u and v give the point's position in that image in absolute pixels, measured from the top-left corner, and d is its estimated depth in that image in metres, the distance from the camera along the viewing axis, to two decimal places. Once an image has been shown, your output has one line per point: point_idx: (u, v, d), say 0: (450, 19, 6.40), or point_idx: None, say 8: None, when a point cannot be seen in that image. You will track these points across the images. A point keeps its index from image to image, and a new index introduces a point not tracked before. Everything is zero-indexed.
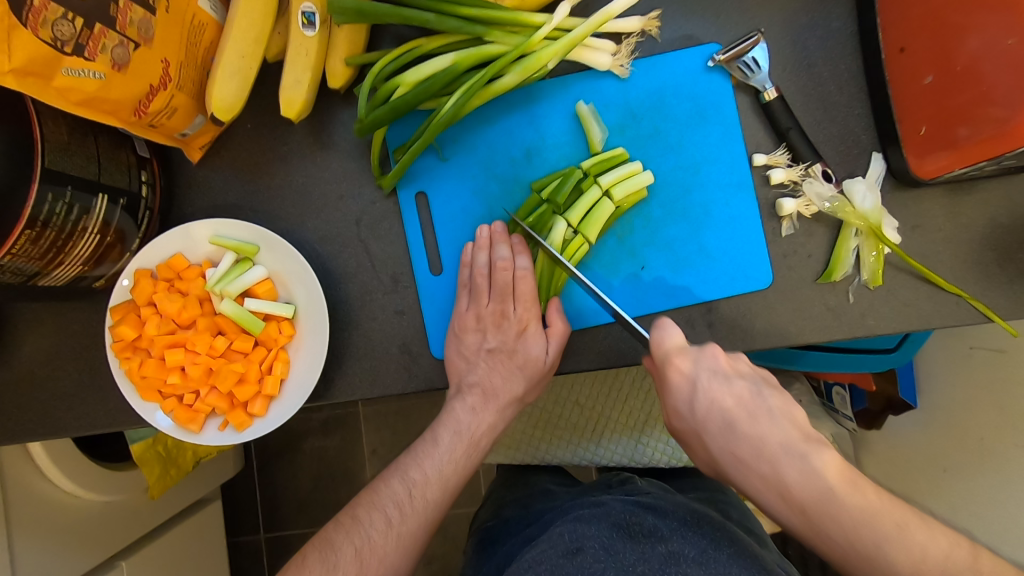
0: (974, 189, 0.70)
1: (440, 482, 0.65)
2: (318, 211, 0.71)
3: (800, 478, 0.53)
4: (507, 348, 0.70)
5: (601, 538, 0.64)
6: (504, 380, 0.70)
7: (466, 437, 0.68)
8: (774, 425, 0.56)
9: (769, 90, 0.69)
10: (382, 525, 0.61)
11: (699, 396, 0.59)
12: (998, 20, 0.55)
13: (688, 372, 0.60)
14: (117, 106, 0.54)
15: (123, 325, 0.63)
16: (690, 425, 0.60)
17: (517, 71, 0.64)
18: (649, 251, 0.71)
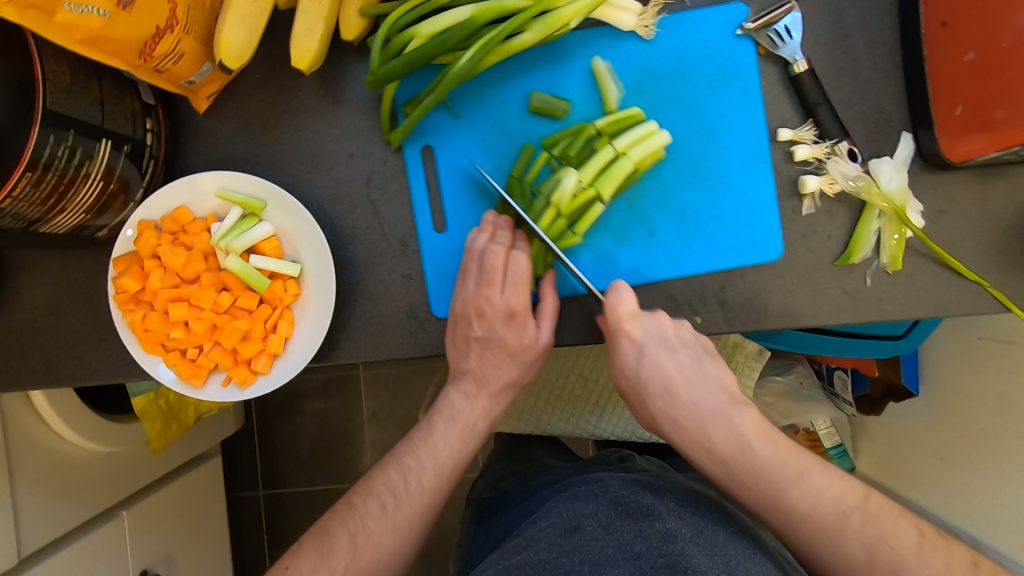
0: (1004, 174, 0.68)
1: (437, 469, 0.63)
2: (328, 169, 0.69)
3: (722, 436, 0.56)
4: (495, 339, 0.64)
5: (600, 516, 0.65)
6: (495, 367, 0.65)
7: (461, 424, 0.65)
8: (709, 390, 0.58)
9: (800, 62, 0.66)
10: (377, 511, 0.60)
11: (643, 361, 0.59)
12: None
13: (637, 336, 0.59)
14: (121, 47, 0.52)
15: (126, 277, 0.61)
16: (632, 389, 0.61)
17: (537, 28, 0.61)
18: (660, 217, 0.69)
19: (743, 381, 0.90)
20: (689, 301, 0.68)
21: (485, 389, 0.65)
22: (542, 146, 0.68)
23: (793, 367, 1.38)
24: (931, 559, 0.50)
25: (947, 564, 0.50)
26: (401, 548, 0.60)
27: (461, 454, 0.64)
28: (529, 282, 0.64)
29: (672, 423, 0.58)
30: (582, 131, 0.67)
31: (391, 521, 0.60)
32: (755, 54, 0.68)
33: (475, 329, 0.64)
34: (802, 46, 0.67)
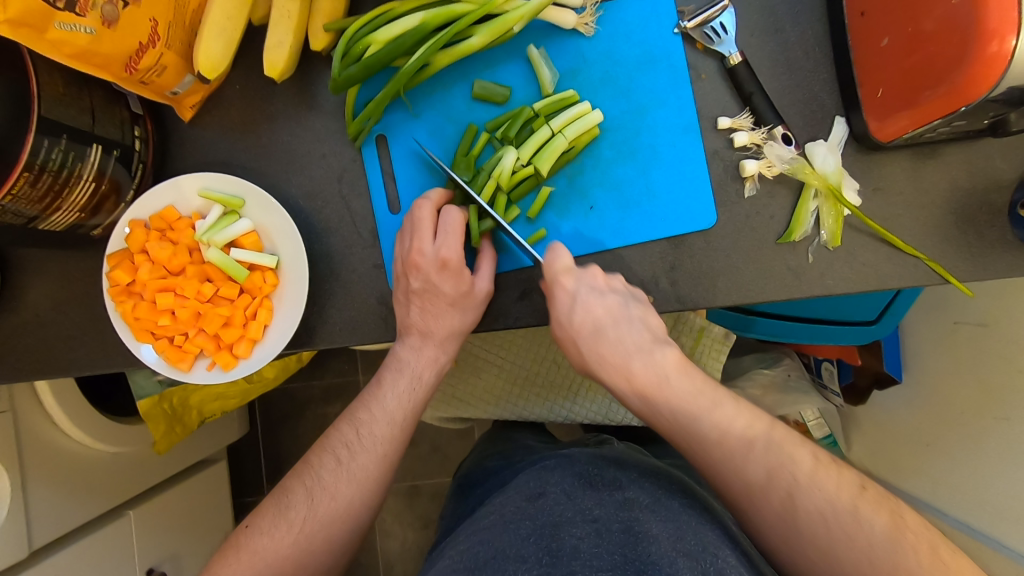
0: (936, 153, 0.72)
1: (388, 418, 0.69)
2: (303, 169, 0.75)
3: (644, 369, 0.65)
4: (433, 289, 0.68)
5: (563, 485, 0.69)
6: (435, 316, 0.69)
7: (409, 375, 0.71)
8: (633, 330, 0.66)
9: (734, 55, 0.71)
10: (332, 465, 0.66)
11: (577, 308, 0.66)
12: None
13: (571, 288, 0.67)
14: (107, 60, 0.58)
15: (118, 269, 0.67)
16: (566, 332, 0.68)
17: (483, 32, 0.68)
18: (598, 191, 0.73)
19: (711, 363, 0.93)
20: (640, 281, 0.73)
21: (429, 338, 0.70)
22: (483, 129, 0.73)
23: (782, 360, 1.47)
24: (823, 482, 0.60)
25: (838, 486, 0.60)
26: (356, 496, 0.65)
27: (410, 405, 0.70)
28: (460, 234, 0.69)
29: (603, 360, 0.67)
30: (520, 114, 0.71)
31: (345, 471, 0.66)
32: (693, 49, 0.73)
33: (414, 282, 0.68)
34: (736, 42, 0.72)
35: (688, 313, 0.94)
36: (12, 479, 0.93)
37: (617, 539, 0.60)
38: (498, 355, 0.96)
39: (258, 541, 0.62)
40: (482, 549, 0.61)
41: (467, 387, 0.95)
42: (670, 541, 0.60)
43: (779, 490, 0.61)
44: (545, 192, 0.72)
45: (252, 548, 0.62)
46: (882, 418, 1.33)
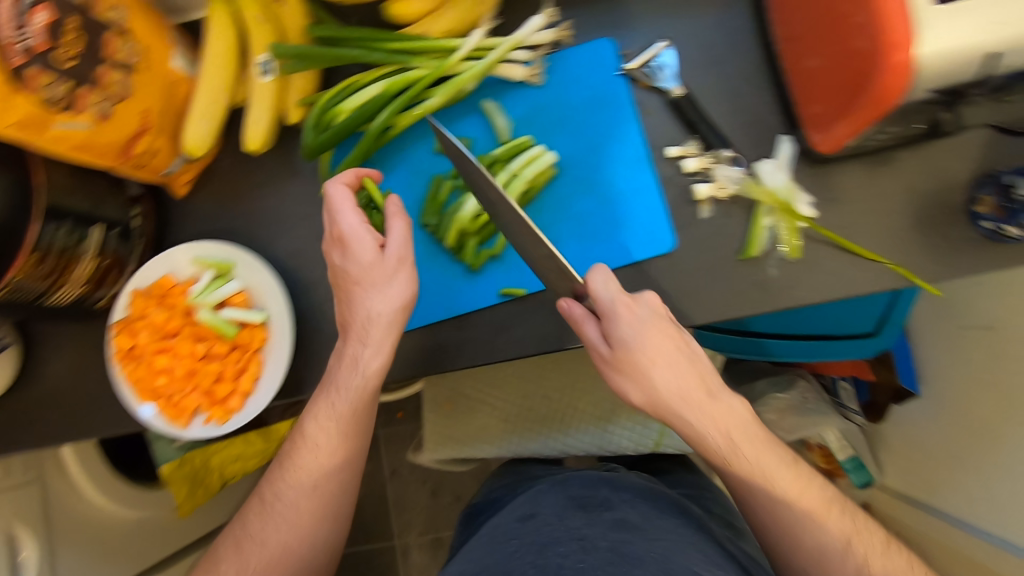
0: (887, 161, 0.74)
1: (310, 447, 0.71)
2: (287, 231, 0.81)
3: (718, 409, 0.62)
4: (358, 267, 0.67)
5: (554, 507, 0.71)
6: (374, 297, 0.67)
7: (344, 390, 0.69)
8: (704, 368, 0.63)
9: (676, 89, 0.76)
10: (258, 511, 0.72)
11: (651, 342, 0.61)
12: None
13: (637, 319, 0.62)
14: (104, 150, 0.66)
15: (120, 336, 0.73)
16: (633, 362, 0.61)
17: (440, 93, 0.75)
18: (560, 226, 0.77)
19: None
20: None
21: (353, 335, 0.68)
22: (447, 177, 0.78)
23: (796, 382, 1.40)
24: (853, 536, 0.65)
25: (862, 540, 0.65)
26: (304, 527, 0.70)
27: (332, 429, 0.70)
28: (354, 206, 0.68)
29: (673, 390, 0.61)
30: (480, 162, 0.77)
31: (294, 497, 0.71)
32: (638, 87, 0.77)
33: (351, 269, 0.67)
34: (677, 77, 0.77)
35: None
36: (39, 544, 0.97)
37: (603, 556, 0.61)
38: (489, 392, 0.99)
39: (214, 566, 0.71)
40: (472, 566, 0.64)
41: (461, 426, 0.99)
42: (656, 563, 0.60)
43: (811, 530, 0.65)
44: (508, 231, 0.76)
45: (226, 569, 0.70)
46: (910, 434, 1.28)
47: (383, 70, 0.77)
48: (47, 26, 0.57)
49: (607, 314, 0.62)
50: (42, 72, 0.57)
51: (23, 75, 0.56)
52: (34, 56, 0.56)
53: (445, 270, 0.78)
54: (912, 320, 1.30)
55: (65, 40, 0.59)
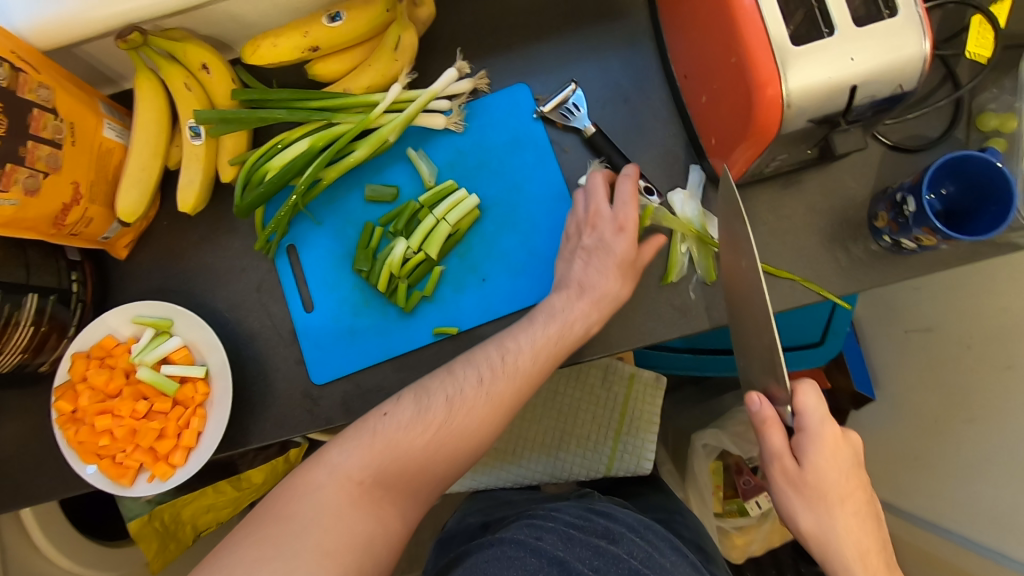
0: (790, 183, 0.78)
1: (532, 354, 0.68)
2: (226, 285, 0.83)
3: (872, 559, 0.60)
4: (605, 245, 0.72)
5: (558, 530, 0.71)
6: (598, 271, 0.72)
7: (561, 321, 0.70)
8: (869, 512, 0.63)
9: (588, 127, 0.80)
10: (394, 427, 0.63)
11: (831, 467, 0.63)
12: (726, 44, 0.62)
13: (850, 449, 0.64)
14: (34, 223, 0.68)
15: (62, 400, 0.75)
16: (812, 486, 0.63)
17: (363, 146, 0.79)
18: (487, 264, 0.80)
19: (645, 405, 1.03)
20: None
21: (585, 291, 0.71)
22: (377, 224, 0.81)
23: None
24: None
25: None
26: (474, 420, 0.64)
27: (537, 356, 0.69)
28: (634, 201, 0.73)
29: (849, 535, 0.61)
30: (406, 208, 0.80)
31: (455, 387, 0.65)
32: (554, 128, 0.82)
33: (587, 238, 0.74)
34: (590, 116, 0.81)
35: (617, 364, 1.06)
36: None
37: None
38: None
39: (335, 460, 0.60)
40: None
41: None
42: None
43: None
44: (438, 272, 0.79)
45: (387, 437, 0.62)
46: (866, 439, 1.30)
47: (310, 127, 0.80)
48: None
49: (806, 431, 0.64)
50: None
51: None
52: None
53: (381, 314, 0.81)
54: (860, 326, 1.33)
55: None
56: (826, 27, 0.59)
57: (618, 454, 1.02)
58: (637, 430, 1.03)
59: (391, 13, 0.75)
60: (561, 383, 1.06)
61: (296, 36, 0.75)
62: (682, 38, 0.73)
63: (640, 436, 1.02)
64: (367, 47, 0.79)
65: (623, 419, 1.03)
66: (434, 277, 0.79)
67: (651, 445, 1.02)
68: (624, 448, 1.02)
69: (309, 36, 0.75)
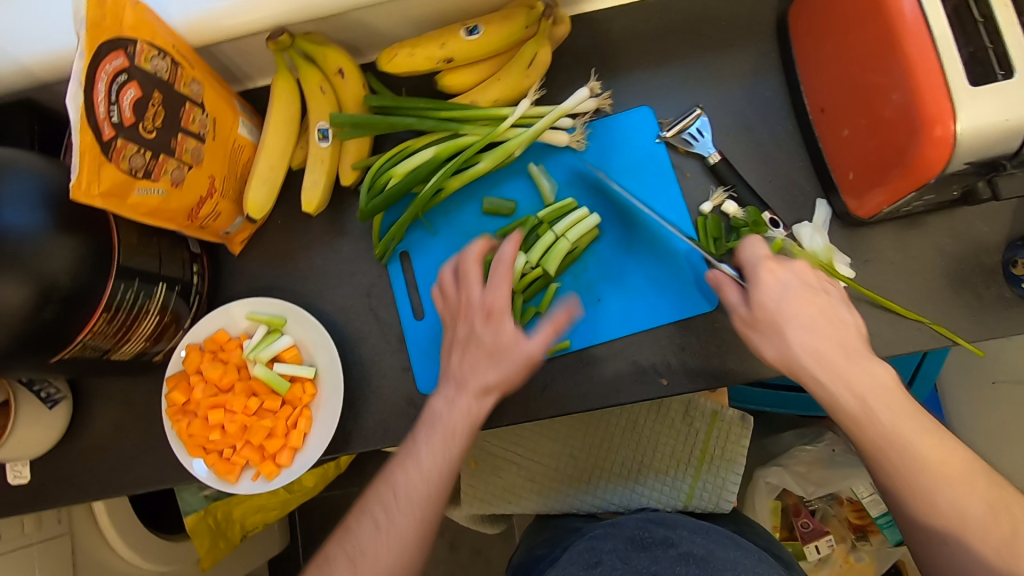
0: (919, 223, 0.76)
1: (422, 477, 0.66)
2: (336, 288, 0.84)
3: (855, 372, 0.60)
4: (477, 340, 0.69)
5: (617, 550, 0.69)
6: (473, 368, 0.68)
7: (442, 429, 0.67)
8: (848, 334, 0.62)
9: (713, 155, 0.80)
10: (371, 529, 0.64)
11: (775, 300, 0.64)
12: (898, 74, 0.61)
13: (780, 276, 0.65)
14: (174, 214, 0.69)
15: (176, 391, 0.76)
16: (768, 319, 0.64)
17: (488, 158, 0.79)
18: (603, 284, 0.79)
19: (732, 447, 0.96)
20: (654, 365, 0.77)
21: (463, 389, 0.68)
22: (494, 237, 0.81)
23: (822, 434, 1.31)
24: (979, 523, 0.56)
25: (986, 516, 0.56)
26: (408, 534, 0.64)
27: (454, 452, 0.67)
28: (507, 280, 0.70)
29: (808, 350, 0.61)
30: (526, 223, 0.80)
31: (383, 509, 0.65)
32: (676, 153, 0.81)
33: (460, 331, 0.71)
34: (713, 143, 0.81)
35: (701, 400, 0.99)
36: None
37: None
38: (519, 452, 1.01)
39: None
40: None
41: (490, 484, 1.00)
42: None
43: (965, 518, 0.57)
44: (554, 289, 0.78)
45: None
46: None
47: (435, 137, 0.81)
48: (137, 101, 0.62)
49: (749, 276, 0.66)
50: (127, 143, 0.61)
51: (112, 147, 0.59)
52: (123, 127, 0.60)
53: None
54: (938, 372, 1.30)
55: (150, 113, 0.63)
56: (1001, 70, 0.59)
57: (697, 492, 0.94)
58: (720, 468, 0.95)
59: (531, 29, 0.76)
60: (641, 415, 0.99)
61: (433, 47, 0.76)
62: (823, 71, 0.73)
63: (723, 474, 0.94)
64: (498, 61, 0.80)
65: (704, 456, 0.96)
66: (549, 293, 0.79)
67: (734, 485, 0.94)
68: (704, 486, 0.94)
69: (446, 48, 0.76)
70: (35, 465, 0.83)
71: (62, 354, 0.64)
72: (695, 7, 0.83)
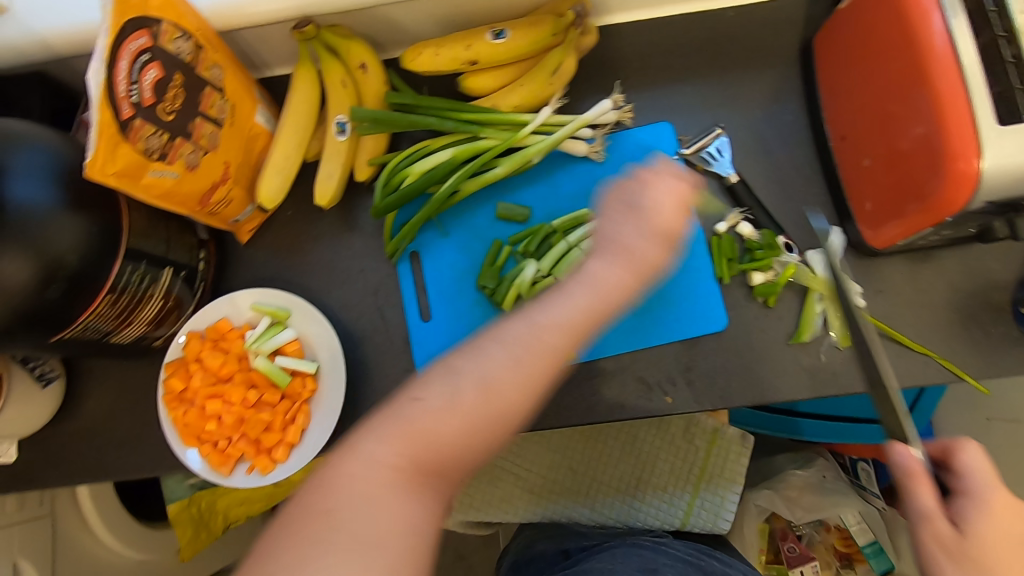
0: (930, 257, 0.76)
1: (530, 357, 0.54)
2: (343, 284, 0.83)
3: None
4: (654, 207, 0.64)
5: (671, 565, 0.76)
6: (631, 231, 0.63)
7: (594, 284, 0.59)
8: None
9: (731, 175, 0.79)
10: (446, 397, 0.51)
11: (997, 537, 0.57)
12: (925, 108, 0.61)
13: (1006, 513, 0.58)
14: (185, 198, 0.68)
15: (174, 378, 0.74)
16: (981, 552, 0.56)
17: (506, 163, 0.78)
18: None
19: (731, 466, 0.95)
20: (659, 382, 0.76)
21: (632, 253, 0.61)
22: (506, 243, 0.80)
23: (814, 459, 1.25)
24: None
25: None
26: (491, 423, 0.52)
27: (595, 305, 0.58)
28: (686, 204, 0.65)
29: None
30: (540, 230, 0.79)
31: (485, 364, 0.53)
32: (694, 171, 0.81)
33: (640, 195, 0.65)
34: (731, 164, 0.81)
35: (703, 417, 0.98)
36: None
37: None
38: (517, 462, 1.00)
39: (358, 463, 0.49)
40: None
41: (487, 493, 0.99)
42: None
43: None
44: None
45: (365, 458, 0.49)
46: None
47: (453, 138, 0.80)
48: (157, 82, 0.61)
49: (972, 492, 0.59)
50: (144, 124, 0.60)
51: (129, 127, 0.58)
52: (141, 108, 0.59)
53: None
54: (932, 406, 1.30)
55: (169, 95, 0.62)
56: None
57: (695, 510, 0.93)
58: (718, 487, 0.94)
59: (558, 37, 0.75)
60: (641, 430, 0.99)
61: (459, 48, 0.76)
62: (847, 99, 0.73)
63: (721, 493, 0.94)
64: (522, 66, 0.80)
65: (703, 475, 0.95)
66: None
67: (733, 505, 0.93)
68: (702, 504, 0.93)
69: (471, 50, 0.76)
70: (23, 445, 0.81)
71: (63, 335, 0.63)
72: (722, 26, 0.83)
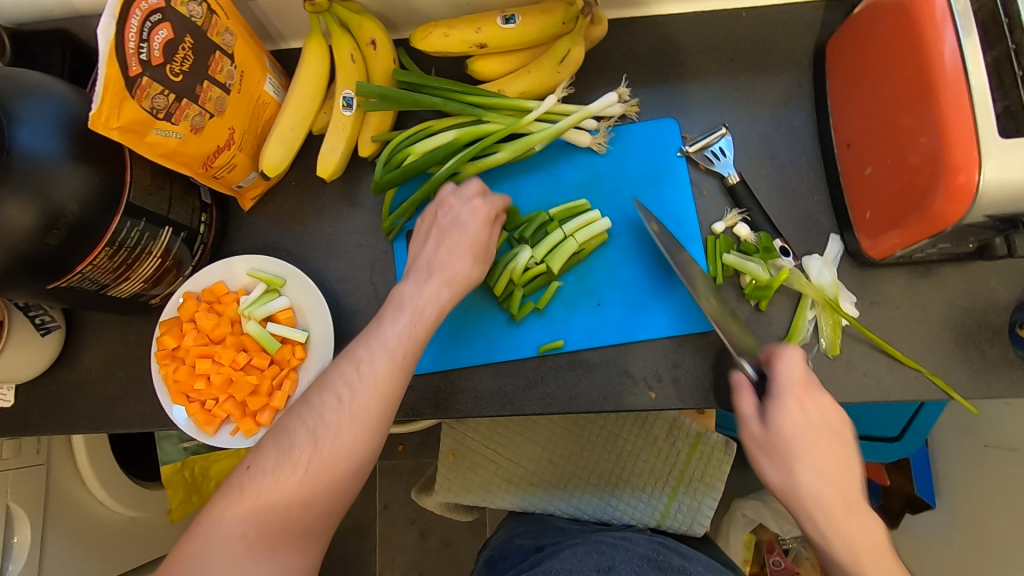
0: (930, 272, 0.75)
1: (371, 385, 0.58)
2: (340, 257, 0.84)
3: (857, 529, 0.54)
4: (458, 225, 0.69)
5: (632, 564, 0.74)
6: (448, 255, 0.67)
7: (409, 310, 0.63)
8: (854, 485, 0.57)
9: (732, 175, 0.79)
10: (274, 457, 0.54)
11: (791, 426, 0.60)
12: (926, 117, 0.61)
13: (804, 405, 0.61)
14: (190, 160, 0.69)
15: (166, 335, 0.76)
16: (780, 446, 0.60)
17: (507, 149, 0.78)
18: (605, 289, 0.79)
19: (712, 473, 0.95)
20: (644, 377, 0.76)
21: (433, 273, 0.66)
22: (503, 229, 0.81)
23: None
24: None
25: None
26: (340, 469, 0.55)
27: (409, 338, 0.62)
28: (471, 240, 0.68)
29: (813, 488, 0.57)
30: (536, 217, 0.79)
31: (315, 415, 0.56)
32: (696, 169, 0.81)
33: (443, 217, 0.70)
34: (734, 164, 0.80)
35: (687, 420, 0.98)
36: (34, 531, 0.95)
37: None
38: (498, 451, 1.00)
39: (209, 528, 0.51)
40: None
41: (467, 479, 1.00)
42: None
43: None
44: (556, 287, 0.78)
45: (255, 490, 0.52)
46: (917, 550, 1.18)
47: (458, 121, 0.81)
48: (167, 43, 0.62)
49: (772, 393, 0.63)
50: (152, 83, 0.62)
51: (136, 84, 0.60)
52: (150, 66, 0.61)
53: (489, 317, 0.80)
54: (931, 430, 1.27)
55: (179, 57, 0.64)
56: None
57: (672, 511, 0.93)
58: (697, 491, 0.94)
59: (567, 25, 0.76)
60: (625, 426, 0.99)
61: (468, 31, 0.77)
62: (854, 105, 0.72)
63: (699, 497, 0.94)
64: (531, 53, 0.80)
65: (683, 477, 0.95)
66: (549, 291, 0.78)
67: (710, 509, 0.93)
68: (679, 507, 0.93)
69: (480, 33, 0.76)
70: (21, 390, 0.83)
71: (60, 283, 0.64)
72: (736, 27, 0.82)
